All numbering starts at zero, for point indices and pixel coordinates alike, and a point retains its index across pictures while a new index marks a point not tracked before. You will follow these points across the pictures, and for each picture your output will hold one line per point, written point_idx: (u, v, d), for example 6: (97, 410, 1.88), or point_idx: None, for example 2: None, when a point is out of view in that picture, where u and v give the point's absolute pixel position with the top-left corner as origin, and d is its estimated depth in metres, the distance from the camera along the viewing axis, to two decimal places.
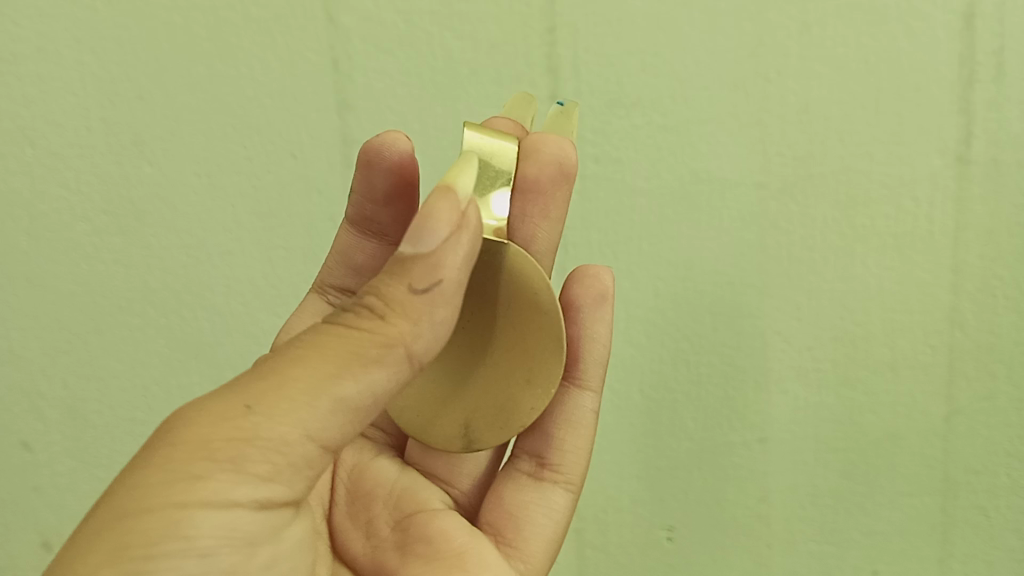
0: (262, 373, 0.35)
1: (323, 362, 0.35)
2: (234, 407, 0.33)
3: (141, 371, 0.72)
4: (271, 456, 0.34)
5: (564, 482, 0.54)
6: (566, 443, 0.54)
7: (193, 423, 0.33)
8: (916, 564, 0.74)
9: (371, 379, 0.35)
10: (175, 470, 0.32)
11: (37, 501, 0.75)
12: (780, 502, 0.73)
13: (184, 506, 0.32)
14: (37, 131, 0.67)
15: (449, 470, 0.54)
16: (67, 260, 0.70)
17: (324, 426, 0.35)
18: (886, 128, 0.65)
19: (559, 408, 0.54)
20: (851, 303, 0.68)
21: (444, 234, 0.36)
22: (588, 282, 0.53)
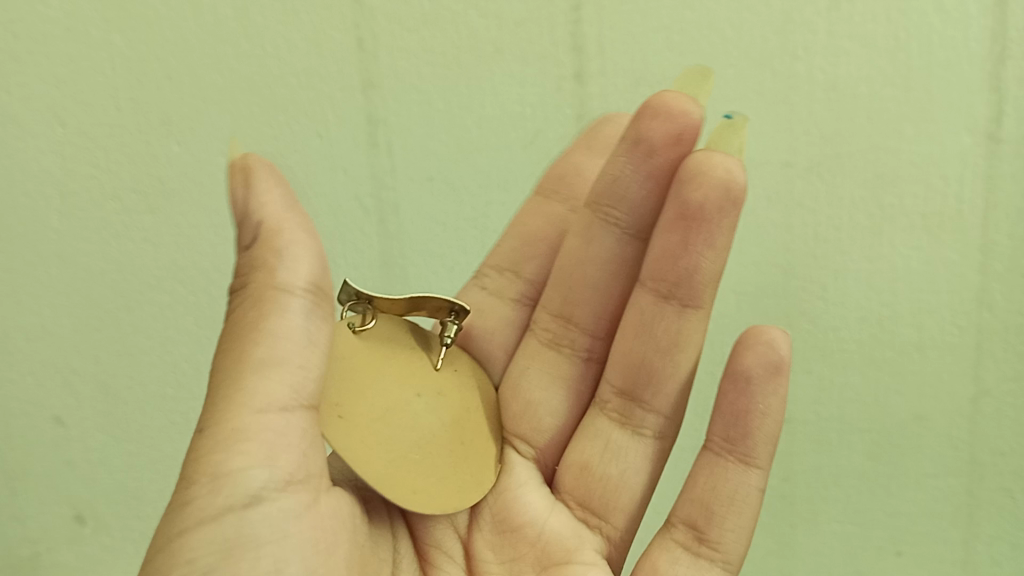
0: (203, 465, 0.36)
1: (239, 343, 0.39)
2: (198, 443, 0.37)
3: (171, 347, 0.73)
4: (260, 425, 0.37)
5: (726, 564, 0.45)
6: (727, 519, 0.45)
7: (183, 477, 0.37)
8: (941, 546, 0.73)
9: (278, 323, 0.39)
10: (195, 475, 0.36)
11: (69, 474, 0.76)
12: (803, 482, 0.73)
13: (210, 456, 0.36)
14: (68, 110, 0.68)
15: (605, 506, 0.48)
16: (97, 239, 0.71)
17: (273, 391, 0.38)
18: (915, 106, 0.65)
19: (720, 484, 0.45)
20: (878, 283, 0.68)
21: (275, 201, 0.41)
22: (761, 350, 0.45)
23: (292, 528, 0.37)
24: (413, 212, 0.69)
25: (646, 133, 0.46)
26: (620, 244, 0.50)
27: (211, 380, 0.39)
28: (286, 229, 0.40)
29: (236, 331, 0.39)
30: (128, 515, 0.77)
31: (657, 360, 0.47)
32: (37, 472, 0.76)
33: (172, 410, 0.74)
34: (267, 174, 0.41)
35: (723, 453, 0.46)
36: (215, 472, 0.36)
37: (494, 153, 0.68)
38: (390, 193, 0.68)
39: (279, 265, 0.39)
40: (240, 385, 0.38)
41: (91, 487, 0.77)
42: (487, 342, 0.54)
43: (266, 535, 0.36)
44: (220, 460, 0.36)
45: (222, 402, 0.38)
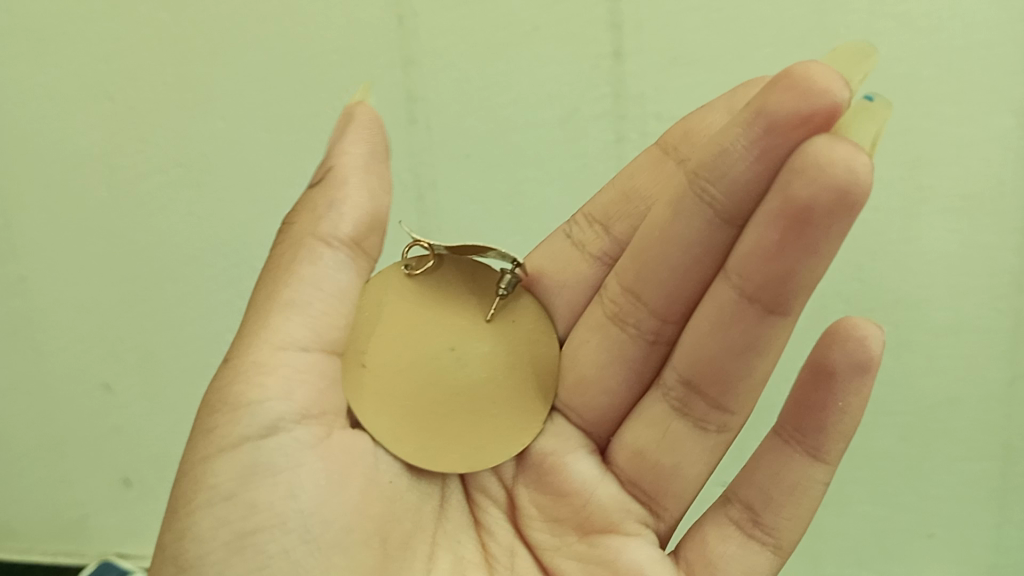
0: (227, 394, 0.41)
1: (274, 285, 0.43)
2: (228, 372, 0.42)
3: (213, 319, 0.75)
4: (279, 360, 0.41)
5: (779, 549, 0.44)
6: (785, 509, 0.43)
7: (212, 400, 0.41)
8: (972, 529, 0.73)
9: (312, 270, 0.42)
10: (220, 403, 0.41)
11: (118, 441, 0.80)
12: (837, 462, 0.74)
13: (235, 385, 0.41)
14: (116, 85, 0.70)
15: (657, 487, 0.46)
16: (143, 212, 0.73)
17: (296, 332, 0.41)
18: (954, 86, 0.63)
19: (784, 474, 0.43)
20: (915, 265, 0.67)
21: (341, 150, 0.44)
22: (851, 346, 0.39)
23: (305, 456, 0.40)
24: (450, 189, 0.70)
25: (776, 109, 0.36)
26: (712, 228, 0.41)
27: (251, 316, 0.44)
28: (343, 183, 0.43)
29: (271, 276, 0.43)
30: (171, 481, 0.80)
31: (730, 362, 0.42)
32: (88, 437, 0.81)
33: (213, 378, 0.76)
34: (362, 126, 0.45)
35: (790, 442, 0.42)
36: (235, 406, 0.40)
37: (531, 130, 0.68)
38: (427, 170, 0.69)
39: (325, 214, 0.43)
40: (267, 323, 0.42)
41: (139, 449, 0.80)
42: (554, 294, 0.50)
43: (280, 463, 0.39)
44: (239, 390, 0.40)
45: (252, 339, 0.42)
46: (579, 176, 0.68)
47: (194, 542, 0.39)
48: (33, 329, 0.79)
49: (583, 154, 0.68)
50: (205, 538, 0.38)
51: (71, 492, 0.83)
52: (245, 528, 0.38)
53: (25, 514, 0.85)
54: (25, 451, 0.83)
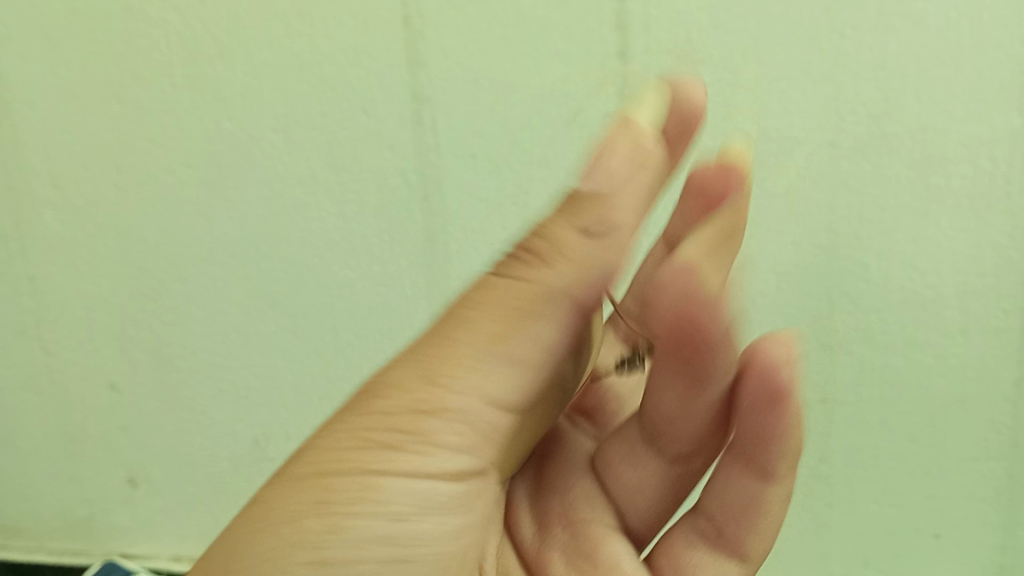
0: (382, 457, 0.40)
1: (476, 336, 0.40)
2: (379, 423, 0.40)
3: (221, 318, 0.77)
4: (455, 426, 0.40)
5: (740, 557, 0.49)
6: (743, 523, 0.47)
7: (346, 447, 0.40)
8: (982, 529, 0.74)
9: (536, 332, 0.40)
10: (367, 464, 0.40)
11: (127, 438, 0.84)
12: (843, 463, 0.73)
13: (393, 449, 0.40)
14: (125, 86, 0.70)
15: (628, 496, 0.50)
16: (154, 212, 0.74)
17: (474, 399, 0.40)
18: (965, 85, 0.63)
19: (738, 492, 0.47)
20: (922, 266, 0.67)
21: (624, 175, 0.37)
22: (785, 372, 0.42)
23: (435, 498, 0.41)
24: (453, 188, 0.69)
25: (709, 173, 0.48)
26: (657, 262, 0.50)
27: (415, 349, 0.41)
28: (614, 234, 0.37)
29: (488, 304, 0.40)
30: (178, 478, 0.84)
31: (666, 407, 0.45)
32: (97, 434, 0.84)
33: (222, 376, 0.79)
34: (630, 150, 0.37)
35: (740, 463, 0.46)
36: (380, 448, 0.40)
37: None
38: (433, 170, 0.69)
39: (597, 272, 0.38)
40: (439, 383, 0.40)
41: (163, 443, 0.83)
42: None
43: (412, 503, 0.40)
44: (397, 458, 0.40)
45: (402, 375, 0.41)
46: None
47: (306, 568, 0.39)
48: (42, 328, 0.81)
49: None
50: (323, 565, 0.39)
51: (79, 490, 0.87)
52: (362, 558, 0.40)
53: (57, 504, 0.89)
54: (40, 445, 0.87)
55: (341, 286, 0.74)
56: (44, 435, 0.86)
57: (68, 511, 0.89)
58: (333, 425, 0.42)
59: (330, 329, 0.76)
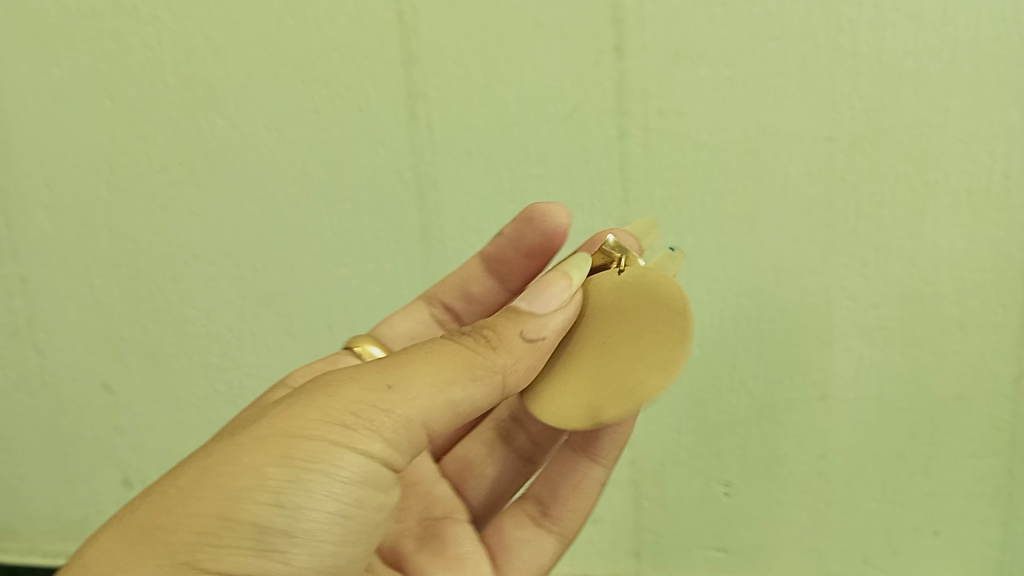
0: (298, 452, 0.37)
1: (442, 365, 0.41)
2: (309, 424, 0.38)
3: (215, 318, 0.77)
4: (374, 438, 0.39)
5: (562, 534, 0.59)
6: (571, 501, 0.59)
7: (277, 420, 0.39)
8: (980, 526, 0.73)
9: (473, 392, 0.41)
10: (283, 452, 0.37)
11: (120, 439, 0.84)
12: (840, 459, 0.74)
13: (317, 443, 0.38)
14: (116, 85, 0.70)
15: (467, 485, 0.61)
16: (146, 212, 0.74)
17: (434, 415, 0.40)
18: (963, 80, 0.61)
19: (573, 475, 0.59)
20: (920, 262, 0.66)
21: (556, 303, 0.45)
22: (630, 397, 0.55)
23: (347, 510, 0.39)
24: (452, 186, 0.69)
25: (524, 236, 0.59)
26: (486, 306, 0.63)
27: (362, 371, 0.41)
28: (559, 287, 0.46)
29: (434, 356, 0.41)
30: None
31: None
32: (91, 435, 0.84)
33: (217, 377, 0.79)
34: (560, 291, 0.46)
35: (577, 450, 0.59)
36: (299, 449, 0.37)
37: (533, 127, 0.67)
38: (429, 168, 0.69)
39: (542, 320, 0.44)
40: (384, 389, 0.40)
41: (157, 444, 0.83)
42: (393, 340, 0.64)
43: (325, 511, 0.38)
44: (314, 464, 0.37)
45: (331, 396, 0.39)
46: (583, 173, 0.68)
47: (208, 559, 0.35)
48: (35, 328, 0.81)
49: (588, 151, 0.67)
50: (229, 555, 0.36)
51: (75, 491, 0.87)
52: (269, 551, 0.37)
53: (51, 505, 0.89)
54: (34, 447, 0.87)
55: (337, 283, 0.74)
56: (37, 436, 0.86)
57: (63, 512, 0.89)
58: (250, 439, 0.38)
59: (325, 327, 0.76)
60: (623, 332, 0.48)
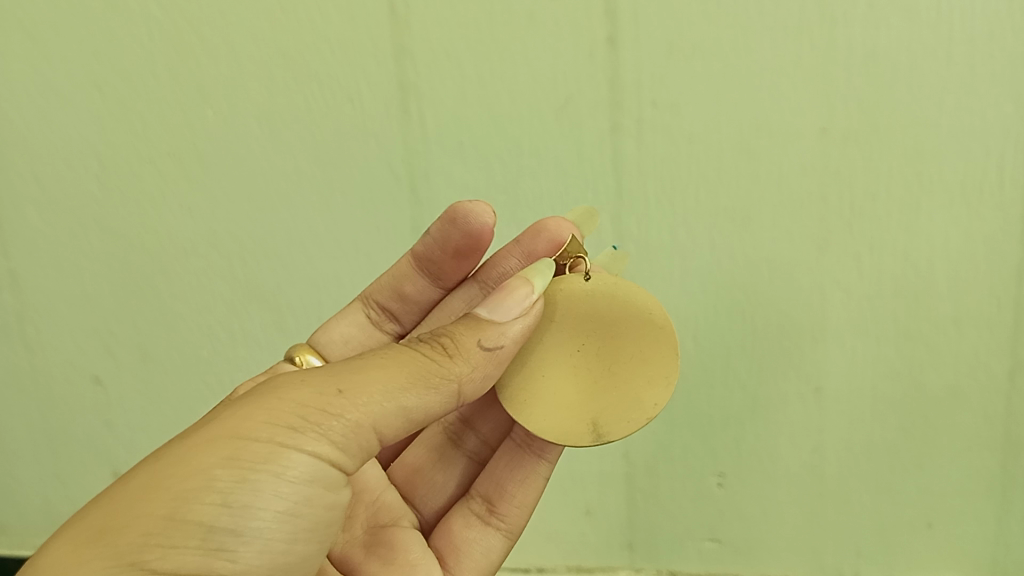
0: (245, 451, 0.37)
1: (395, 374, 0.41)
2: (259, 425, 0.38)
3: (206, 314, 0.76)
4: (324, 440, 0.39)
5: (509, 532, 0.57)
6: (517, 496, 0.57)
7: (226, 420, 0.39)
8: (974, 522, 0.74)
9: (425, 399, 0.42)
10: (230, 452, 0.37)
11: (110, 434, 0.84)
12: (834, 455, 0.74)
13: (266, 443, 0.38)
14: (106, 79, 0.69)
15: (415, 492, 0.60)
16: (137, 207, 0.73)
17: (387, 421, 0.41)
18: (958, 76, 0.61)
19: (518, 470, 0.57)
20: (914, 258, 0.66)
21: (516, 311, 0.45)
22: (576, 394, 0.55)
23: (297, 511, 0.39)
24: (444, 182, 0.69)
25: (451, 236, 0.58)
26: (422, 300, 0.63)
27: (315, 375, 0.41)
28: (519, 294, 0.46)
29: (388, 363, 0.42)
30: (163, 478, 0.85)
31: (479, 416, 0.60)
32: (82, 431, 0.84)
33: (207, 373, 0.79)
34: (519, 299, 0.46)
35: (522, 444, 0.57)
36: (246, 449, 0.37)
37: (526, 122, 0.67)
38: (420, 161, 0.69)
39: (500, 329, 0.45)
40: (336, 393, 0.40)
41: (147, 441, 0.83)
42: (328, 350, 0.63)
43: (273, 511, 0.38)
44: (262, 465, 0.37)
45: (278, 400, 0.39)
46: (576, 170, 0.68)
47: (156, 558, 0.35)
48: (25, 323, 0.80)
49: (580, 147, 0.67)
50: (177, 554, 0.35)
51: (64, 487, 0.88)
52: (218, 551, 0.36)
53: (49, 502, 0.88)
54: (23, 441, 0.86)
55: (328, 280, 0.74)
56: (33, 435, 0.85)
57: (53, 507, 0.89)
58: (198, 438, 0.38)
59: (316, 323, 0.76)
60: (611, 351, 0.49)
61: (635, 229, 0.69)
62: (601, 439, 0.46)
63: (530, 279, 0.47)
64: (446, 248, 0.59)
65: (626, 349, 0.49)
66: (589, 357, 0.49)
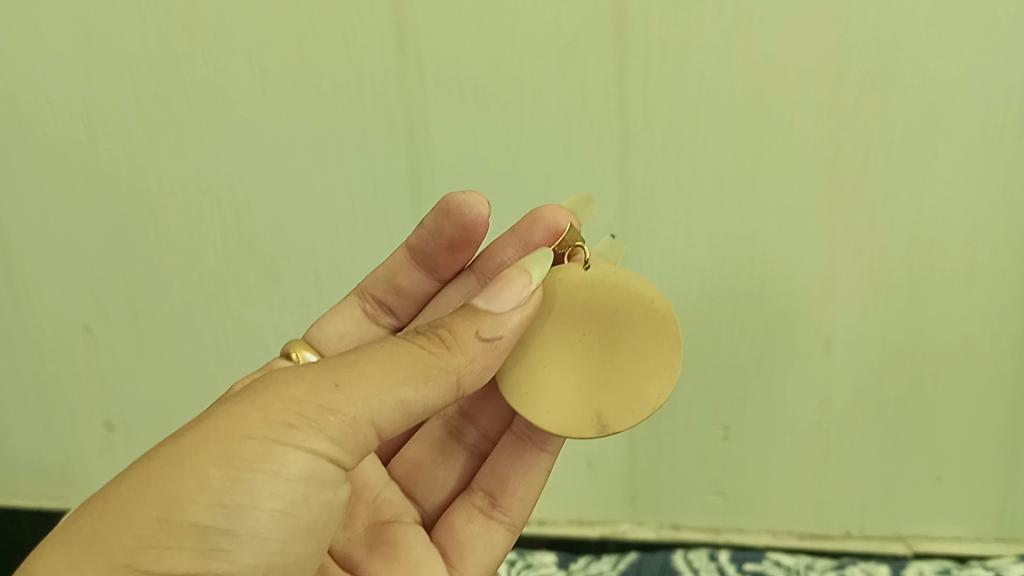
0: (238, 451, 0.36)
1: (393, 367, 0.39)
2: (252, 422, 0.36)
3: (197, 261, 0.76)
4: (320, 437, 0.37)
5: (513, 526, 0.56)
6: (519, 491, 0.55)
7: (220, 416, 0.37)
8: (961, 447, 0.79)
9: (425, 393, 0.39)
10: (222, 451, 0.36)
11: (101, 378, 0.86)
12: (840, 396, 0.77)
13: (258, 441, 0.36)
14: (85, 15, 0.66)
15: (417, 486, 0.58)
16: (124, 149, 0.71)
17: (385, 416, 0.39)
18: (983, 16, 0.58)
19: (520, 464, 0.55)
20: (928, 202, 0.65)
21: (515, 302, 0.42)
22: None
23: (295, 508, 0.37)
24: (441, 127, 0.67)
25: (444, 228, 0.55)
26: (418, 292, 0.61)
27: (312, 368, 0.39)
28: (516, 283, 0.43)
29: (386, 354, 0.40)
30: (156, 418, 0.87)
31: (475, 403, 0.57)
32: (71, 376, 0.86)
33: (197, 322, 0.80)
34: (518, 289, 0.43)
35: (523, 438, 0.55)
36: (239, 448, 0.36)
37: (527, 62, 0.63)
38: (418, 101, 0.66)
39: (500, 319, 0.42)
40: (332, 388, 0.38)
41: (137, 385, 0.85)
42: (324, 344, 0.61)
43: (270, 510, 0.36)
44: (255, 464, 0.36)
45: (272, 396, 0.37)
46: (579, 114, 0.65)
47: (149, 559, 0.34)
48: (11, 273, 0.80)
49: (585, 90, 0.64)
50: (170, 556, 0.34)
51: (55, 426, 0.90)
52: (213, 550, 0.35)
53: (76, 446, 0.91)
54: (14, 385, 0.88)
55: (322, 224, 0.72)
56: (52, 388, 0.87)
57: (45, 443, 0.92)
58: (191, 436, 0.36)
59: (312, 269, 0.75)
60: (612, 336, 0.47)
61: (640, 174, 0.67)
62: (606, 430, 0.46)
63: (528, 268, 0.44)
64: (439, 240, 0.56)
65: (627, 335, 0.47)
66: (588, 344, 0.47)
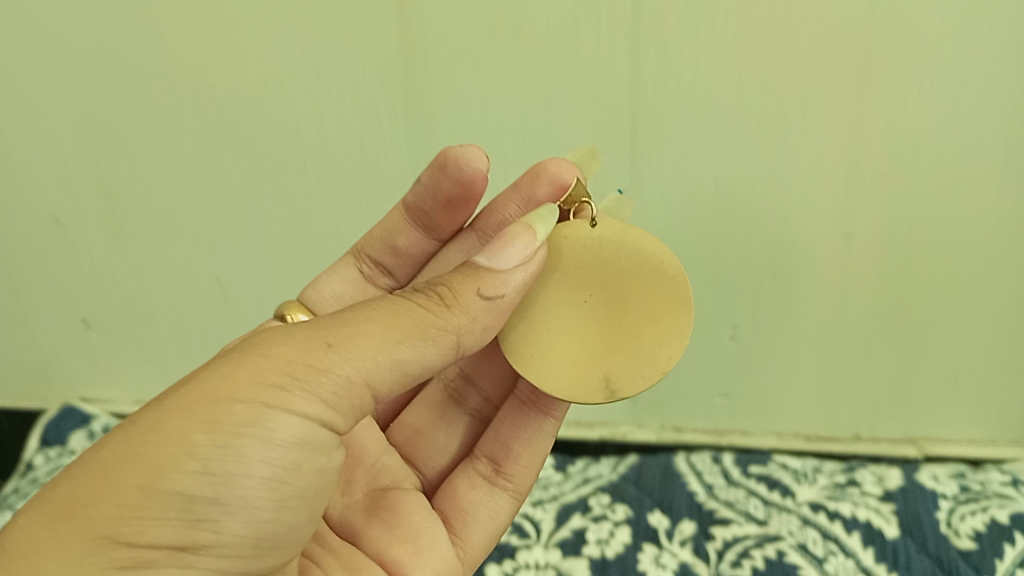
0: (226, 414, 0.32)
1: (390, 324, 0.35)
2: (241, 383, 0.32)
3: (172, 147, 0.71)
4: (313, 399, 0.33)
5: (518, 494, 0.51)
6: (523, 456, 0.51)
7: (204, 377, 0.33)
8: (980, 345, 0.75)
9: (424, 353, 0.35)
10: (210, 414, 0.32)
11: (83, 266, 0.82)
12: (854, 293, 0.72)
13: (247, 403, 0.32)
14: None
15: (416, 453, 0.53)
16: (84, 23, 0.65)
17: (383, 377, 0.35)
18: None
19: (523, 429, 0.51)
20: (969, 80, 0.59)
21: (519, 258, 0.38)
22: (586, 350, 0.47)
23: (287, 477, 0.34)
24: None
25: (442, 184, 0.51)
26: (417, 252, 0.56)
27: (300, 327, 0.35)
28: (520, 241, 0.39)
29: (380, 311, 0.36)
30: (143, 310, 0.85)
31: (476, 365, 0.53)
32: (52, 266, 0.83)
33: (177, 211, 0.75)
34: (521, 245, 0.38)
35: (527, 401, 0.51)
36: (227, 412, 0.32)
37: None
38: None
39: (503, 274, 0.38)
40: (325, 347, 0.34)
41: (120, 274, 0.82)
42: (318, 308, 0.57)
43: (261, 479, 0.33)
44: (246, 428, 0.32)
45: (260, 355, 0.33)
46: None
47: (132, 531, 0.30)
48: None
49: None
50: (155, 528, 0.31)
51: (39, 313, 0.88)
52: (200, 521, 0.31)
53: (72, 334, 0.89)
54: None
55: (305, 107, 0.66)
56: (38, 279, 0.84)
57: (33, 330, 0.90)
58: (175, 397, 0.32)
59: (295, 156, 0.69)
60: (619, 294, 0.42)
61: (653, 51, 0.60)
62: (615, 396, 0.41)
63: (532, 224, 0.40)
64: (438, 197, 0.52)
65: (636, 293, 0.42)
66: (595, 305, 0.42)
